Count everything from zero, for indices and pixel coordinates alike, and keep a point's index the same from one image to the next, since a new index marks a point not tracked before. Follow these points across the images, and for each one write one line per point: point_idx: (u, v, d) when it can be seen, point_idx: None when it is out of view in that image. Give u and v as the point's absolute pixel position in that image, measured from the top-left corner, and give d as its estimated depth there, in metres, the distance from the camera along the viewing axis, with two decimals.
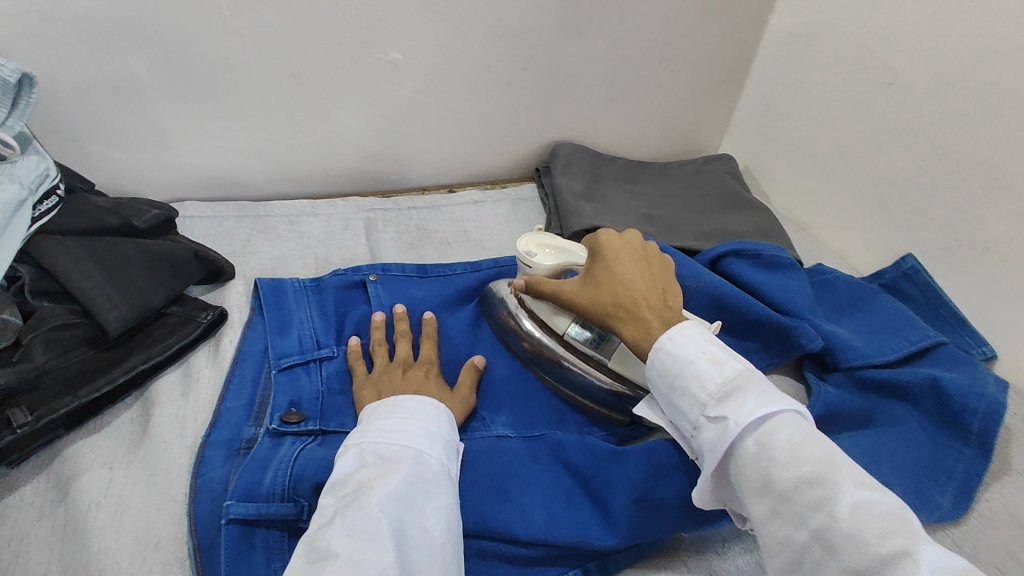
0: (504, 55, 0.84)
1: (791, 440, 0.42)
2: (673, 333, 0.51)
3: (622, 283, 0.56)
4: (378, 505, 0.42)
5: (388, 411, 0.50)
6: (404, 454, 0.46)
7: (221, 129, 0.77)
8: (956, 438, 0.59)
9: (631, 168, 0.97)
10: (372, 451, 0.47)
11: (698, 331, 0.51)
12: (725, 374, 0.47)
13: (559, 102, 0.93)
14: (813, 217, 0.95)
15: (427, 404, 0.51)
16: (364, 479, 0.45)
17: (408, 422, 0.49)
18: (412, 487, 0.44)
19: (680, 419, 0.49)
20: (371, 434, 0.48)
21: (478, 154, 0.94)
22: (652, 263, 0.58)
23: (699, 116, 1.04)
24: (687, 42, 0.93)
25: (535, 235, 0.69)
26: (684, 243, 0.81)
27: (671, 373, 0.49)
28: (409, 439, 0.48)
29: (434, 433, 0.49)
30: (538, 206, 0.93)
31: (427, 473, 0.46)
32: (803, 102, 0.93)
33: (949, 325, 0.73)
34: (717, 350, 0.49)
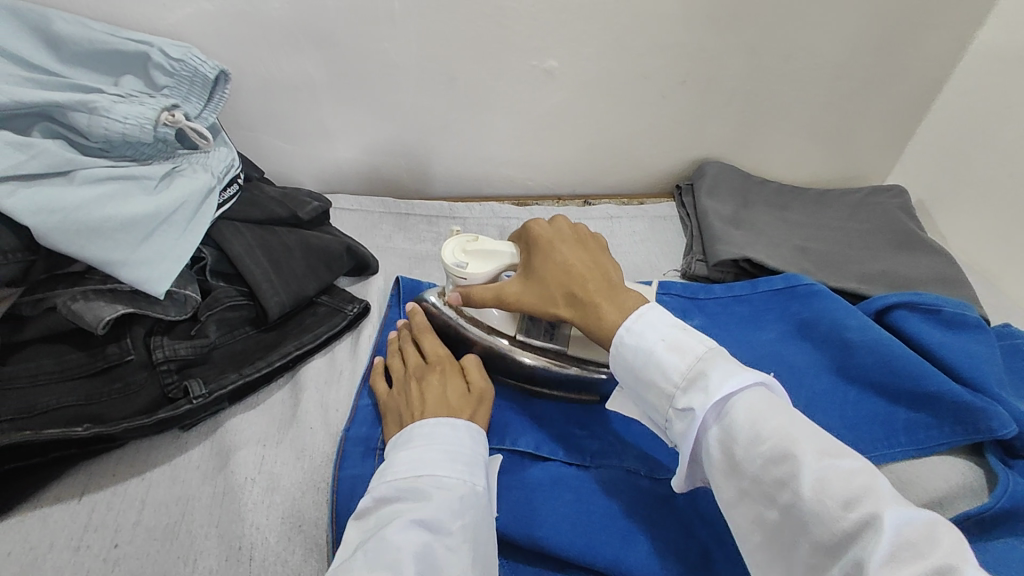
0: (661, 67, 0.80)
1: (752, 416, 0.40)
2: (634, 320, 0.48)
3: (565, 269, 0.54)
4: (398, 535, 0.40)
5: (414, 434, 0.48)
6: (429, 479, 0.44)
7: (379, 128, 0.81)
8: None
9: (784, 194, 0.90)
10: (395, 477, 0.45)
11: (659, 313, 0.48)
12: (689, 361, 0.44)
13: (712, 119, 0.88)
14: (1005, 267, 0.82)
15: (455, 423, 0.49)
16: (390, 509, 0.43)
17: (432, 445, 0.47)
18: (436, 513, 0.42)
19: (652, 413, 0.46)
20: (397, 460, 0.46)
21: (618, 167, 0.91)
22: (586, 244, 0.57)
23: (868, 141, 0.94)
24: (867, 58, 0.84)
25: (456, 240, 0.60)
26: (844, 285, 0.74)
27: (632, 367, 0.46)
28: (426, 466, 0.45)
29: (460, 454, 0.47)
30: (677, 227, 0.88)
31: (452, 495, 0.44)
32: (1010, 133, 0.80)
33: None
34: (676, 331, 0.46)
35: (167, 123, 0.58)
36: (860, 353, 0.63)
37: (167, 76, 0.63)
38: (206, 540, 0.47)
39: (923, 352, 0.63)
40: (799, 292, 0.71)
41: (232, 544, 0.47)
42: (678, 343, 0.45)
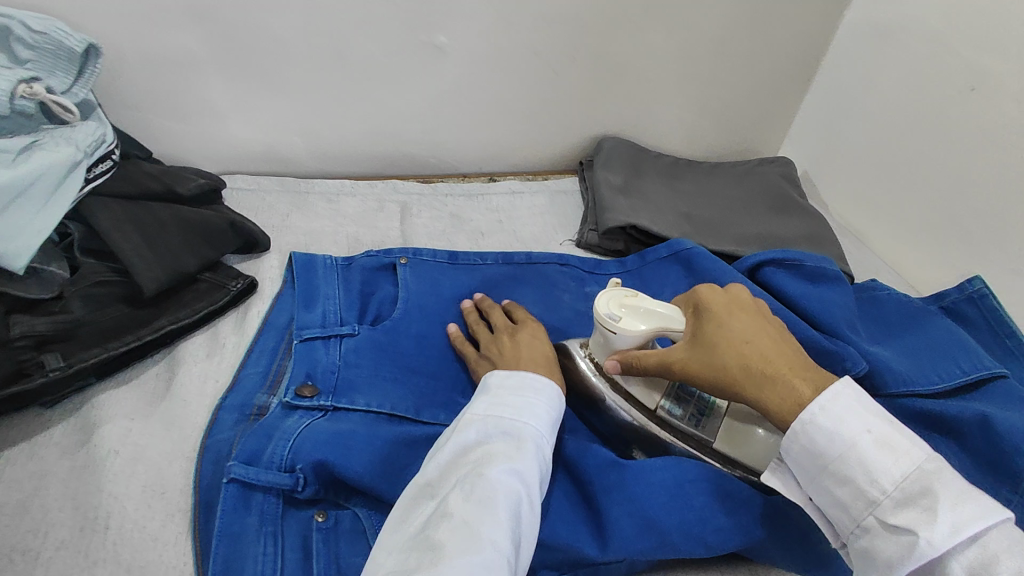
0: (554, 44, 0.83)
1: (1017, 574, 0.35)
2: (829, 404, 0.42)
3: (749, 344, 0.47)
4: (496, 478, 0.43)
5: (515, 384, 0.51)
6: (524, 432, 0.47)
7: (273, 106, 0.80)
8: (1002, 483, 0.54)
9: (678, 165, 0.94)
10: (494, 424, 0.48)
11: (857, 396, 0.42)
12: (903, 464, 0.39)
13: (608, 95, 0.91)
14: (874, 228, 0.89)
15: (552, 387, 0.51)
16: (485, 450, 0.46)
17: (533, 402, 0.49)
18: (527, 467, 0.45)
19: (834, 509, 0.42)
20: (491, 407, 0.49)
21: (520, 144, 0.93)
22: (765, 318, 0.50)
23: (757, 116, 0.99)
24: (751, 36, 0.88)
25: (614, 291, 0.56)
26: (724, 249, 0.78)
27: (824, 454, 0.42)
28: (533, 423, 0.48)
29: (551, 415, 0.50)
30: (576, 199, 0.91)
31: (543, 455, 0.47)
32: (875, 105, 0.86)
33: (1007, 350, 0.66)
34: (886, 426, 0.41)
35: (25, 95, 0.57)
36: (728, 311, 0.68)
37: (27, 50, 0.59)
38: (60, 512, 0.46)
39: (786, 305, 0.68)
40: (682, 257, 0.74)
41: (88, 514, 0.47)
42: (885, 438, 0.41)
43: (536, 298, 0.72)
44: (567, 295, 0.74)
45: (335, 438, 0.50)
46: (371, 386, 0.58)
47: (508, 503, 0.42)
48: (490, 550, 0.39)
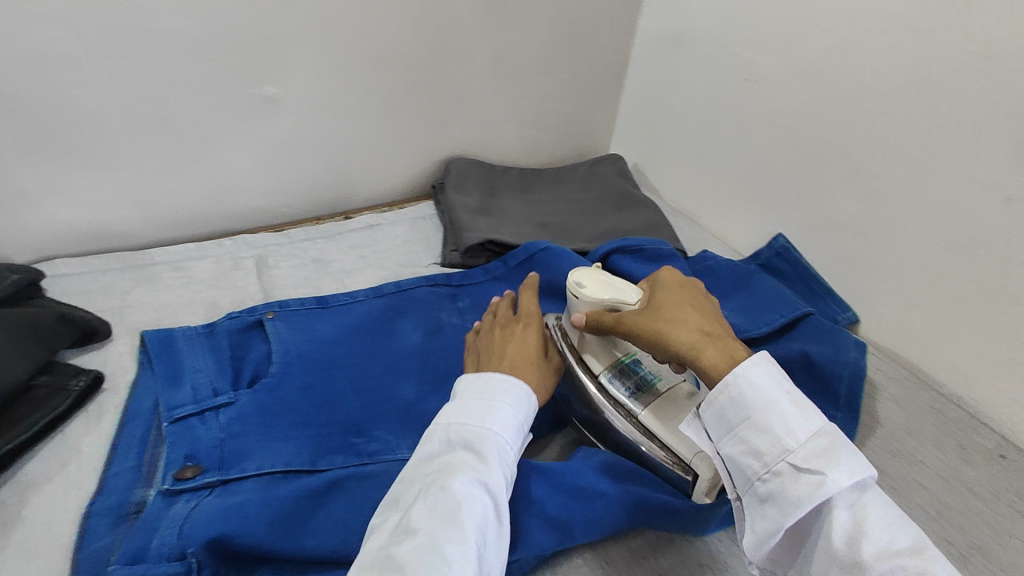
0: (386, 80, 0.85)
1: (884, 523, 0.39)
2: (750, 363, 0.46)
3: (678, 312, 0.54)
4: (460, 488, 0.45)
5: (474, 392, 0.53)
6: (485, 440, 0.49)
7: (91, 181, 0.74)
8: (828, 403, 0.65)
9: (526, 177, 1.01)
10: (455, 433, 0.49)
11: (772, 367, 0.46)
12: (817, 429, 0.43)
13: (447, 121, 0.95)
14: (698, 206, 1.01)
15: (517, 390, 0.53)
16: (450, 459, 0.48)
17: (492, 408, 0.51)
18: (492, 475, 0.47)
19: (742, 456, 0.45)
20: (456, 417, 0.51)
21: (371, 178, 0.94)
22: (699, 295, 0.57)
23: (585, 122, 1.09)
24: (565, 52, 0.97)
25: (601, 274, 0.66)
26: (579, 246, 0.84)
27: (750, 406, 0.44)
28: (496, 429, 0.50)
29: (516, 420, 0.52)
30: (434, 223, 0.93)
31: (506, 465, 0.49)
32: (679, 100, 0.99)
33: (817, 292, 0.82)
34: (801, 403, 0.44)
35: None
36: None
37: None
38: None
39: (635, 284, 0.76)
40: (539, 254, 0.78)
41: None
42: (798, 401, 0.44)
43: (417, 322, 0.72)
44: (444, 315, 0.74)
45: (227, 512, 0.48)
46: (262, 449, 0.55)
47: (474, 515, 0.44)
48: (451, 556, 0.41)
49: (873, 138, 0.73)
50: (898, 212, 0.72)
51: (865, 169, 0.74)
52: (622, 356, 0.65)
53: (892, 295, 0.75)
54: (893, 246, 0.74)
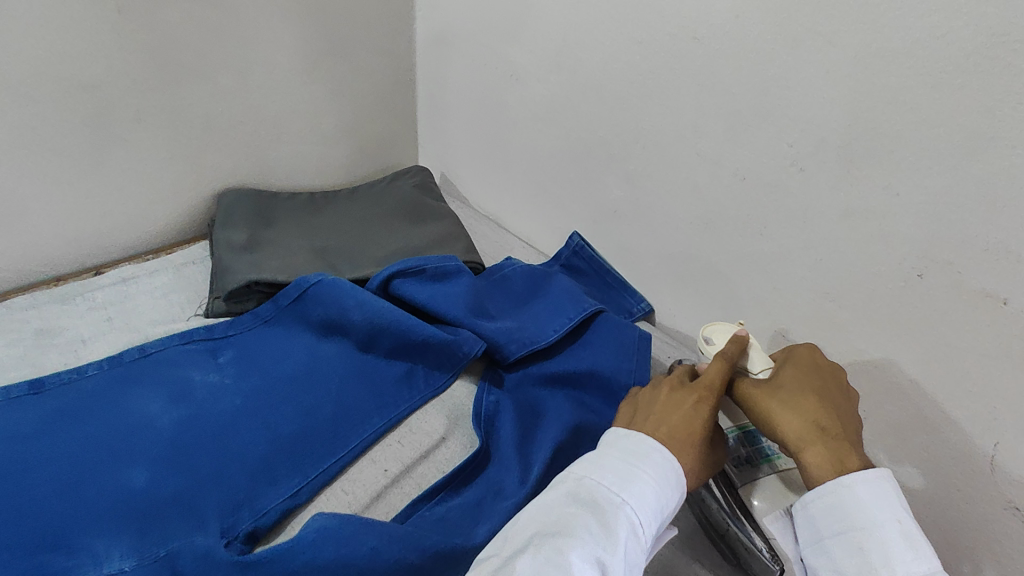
0: (99, 114, 0.71)
1: None
2: (863, 480, 0.43)
3: (795, 394, 0.49)
4: (576, 566, 0.38)
5: (636, 441, 0.47)
6: (646, 498, 0.43)
7: None
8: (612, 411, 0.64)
9: (314, 201, 0.92)
10: (588, 492, 0.43)
11: (893, 488, 0.43)
12: (922, 562, 0.40)
13: (204, 150, 0.82)
14: (501, 210, 0.96)
15: (658, 452, 0.46)
16: (565, 522, 0.41)
17: (639, 465, 0.45)
18: (615, 562, 0.39)
19: (826, 575, 0.43)
20: (596, 471, 0.45)
21: (118, 225, 0.80)
22: (830, 374, 0.50)
23: (380, 133, 1.00)
24: (330, 61, 0.87)
25: (735, 326, 0.57)
26: (364, 271, 0.77)
27: (849, 522, 0.42)
28: (632, 499, 0.42)
29: (663, 495, 0.44)
30: (206, 266, 0.82)
31: (660, 521, 0.43)
32: (455, 104, 0.91)
33: (614, 284, 0.80)
34: (915, 526, 0.41)
35: None
36: (363, 339, 0.67)
37: None
38: None
39: (422, 311, 0.70)
40: (310, 290, 0.68)
41: None
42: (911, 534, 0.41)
43: (161, 390, 0.61)
44: (195, 373, 0.64)
45: None
46: None
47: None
48: None
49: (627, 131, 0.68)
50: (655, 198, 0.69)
51: (628, 158, 0.70)
52: (738, 423, 0.57)
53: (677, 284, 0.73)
54: (666, 238, 0.70)
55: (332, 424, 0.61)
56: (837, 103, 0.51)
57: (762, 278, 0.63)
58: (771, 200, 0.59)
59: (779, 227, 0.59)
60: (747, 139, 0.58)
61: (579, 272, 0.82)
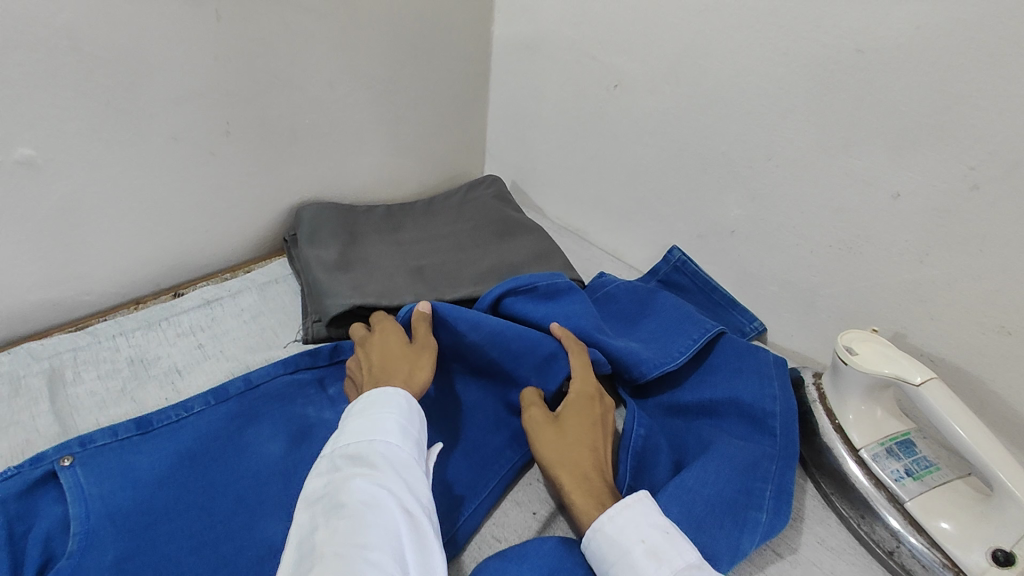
0: (193, 123, 0.69)
1: None
2: (618, 510, 0.47)
3: (594, 434, 0.55)
4: (358, 497, 0.42)
5: (358, 411, 0.49)
6: (392, 431, 0.47)
7: None
8: (763, 443, 0.58)
9: (393, 214, 0.89)
10: (344, 454, 0.46)
11: (644, 510, 0.47)
12: (671, 569, 0.43)
13: (288, 161, 0.80)
14: (583, 222, 0.94)
15: (396, 392, 0.50)
16: (335, 483, 0.44)
17: (380, 412, 0.48)
18: (391, 485, 0.43)
19: None
20: (340, 439, 0.47)
21: (201, 241, 0.77)
22: (607, 428, 0.57)
23: (452, 144, 0.99)
24: (413, 70, 0.86)
25: (873, 336, 0.56)
26: (463, 292, 0.74)
27: (606, 558, 0.45)
28: (378, 436, 0.46)
29: (405, 428, 0.48)
30: (292, 285, 0.78)
31: (413, 441, 0.48)
32: (548, 112, 0.91)
33: (718, 304, 0.76)
34: (661, 536, 0.45)
35: None
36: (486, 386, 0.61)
37: None
38: None
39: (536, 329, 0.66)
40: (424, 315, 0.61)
41: None
42: (659, 547, 0.45)
43: (276, 426, 0.58)
44: (311, 409, 0.61)
45: None
46: None
47: (375, 518, 0.41)
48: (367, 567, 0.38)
49: (756, 144, 0.68)
50: (781, 213, 0.69)
51: (754, 175, 0.70)
52: (888, 435, 0.55)
53: (796, 299, 0.72)
54: (786, 249, 0.70)
55: (465, 459, 0.59)
56: (999, 115, 0.52)
57: (914, 304, 0.62)
58: (930, 221, 0.58)
59: (943, 252, 0.58)
60: (914, 161, 0.57)
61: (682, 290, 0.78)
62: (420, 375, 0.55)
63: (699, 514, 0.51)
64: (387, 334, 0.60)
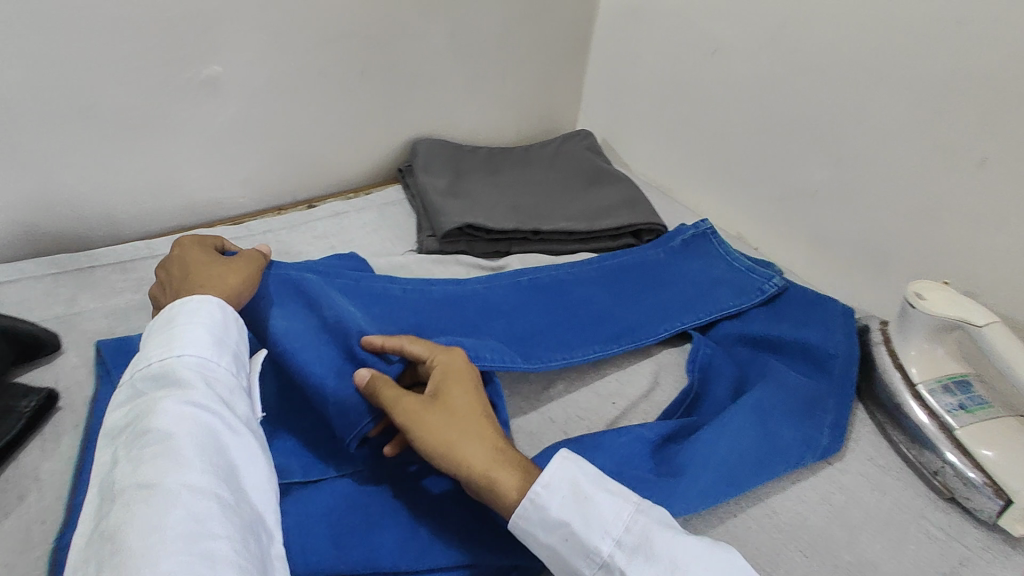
0: (339, 58, 0.79)
1: None
2: (524, 506, 0.42)
3: (481, 410, 0.47)
4: (161, 420, 0.39)
5: (161, 328, 0.45)
6: (202, 345, 0.44)
7: (14, 180, 0.65)
8: (823, 380, 0.64)
9: (494, 157, 0.97)
10: (153, 374, 0.42)
11: (523, 511, 0.42)
12: (605, 556, 0.40)
13: (410, 98, 0.90)
14: (669, 180, 1.00)
15: (207, 309, 0.46)
16: (139, 407, 0.41)
17: (186, 326, 0.45)
18: (203, 403, 0.41)
19: None
20: (141, 362, 0.43)
21: (332, 164, 0.88)
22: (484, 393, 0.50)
23: (551, 99, 1.06)
24: (526, 25, 0.94)
25: (943, 286, 0.60)
26: (558, 227, 0.82)
27: (541, 551, 0.42)
28: (186, 350, 0.43)
29: (215, 341, 0.45)
30: (406, 208, 0.89)
31: (229, 351, 0.46)
32: (646, 73, 0.97)
33: (738, 270, 0.76)
34: (574, 525, 0.41)
35: None
36: (489, 328, 0.63)
37: None
38: None
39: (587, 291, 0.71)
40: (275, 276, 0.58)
41: None
42: (581, 537, 0.41)
43: None
44: None
45: None
46: None
47: (189, 434, 0.38)
48: (178, 486, 0.36)
49: (849, 108, 0.73)
50: (866, 176, 0.74)
51: (843, 138, 0.74)
52: (946, 374, 0.60)
53: (872, 260, 0.76)
54: (867, 210, 0.75)
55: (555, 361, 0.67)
56: None
57: (989, 266, 0.66)
58: (1014, 186, 0.62)
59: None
60: (1005, 129, 0.61)
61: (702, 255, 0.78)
62: (231, 277, 0.53)
63: (772, 420, 0.58)
64: (185, 250, 0.56)
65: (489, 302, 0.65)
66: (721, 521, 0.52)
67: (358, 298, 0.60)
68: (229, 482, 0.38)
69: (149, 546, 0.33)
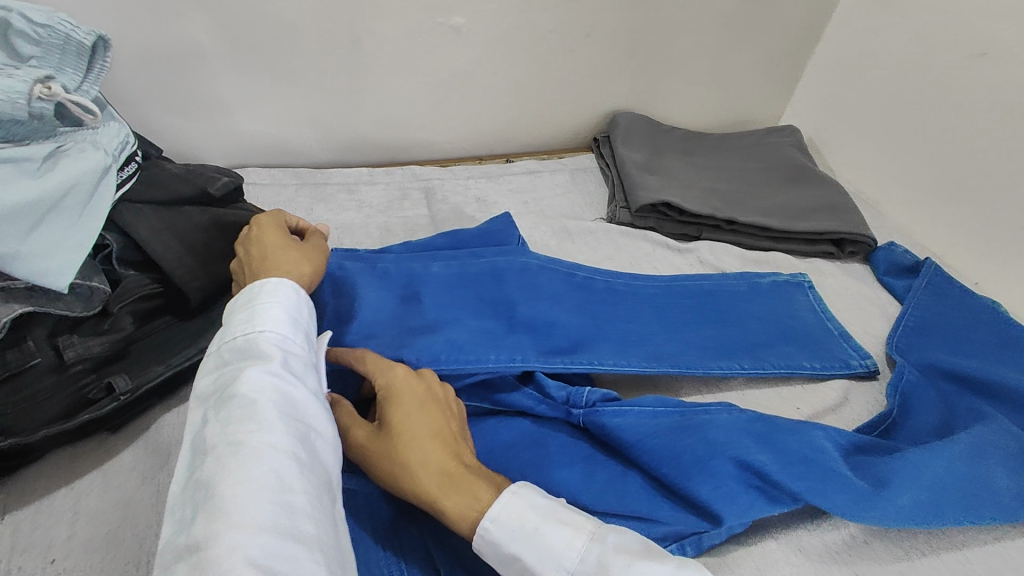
0: (570, 20, 0.82)
1: None
2: (487, 531, 0.41)
3: (427, 432, 0.45)
4: (247, 385, 0.39)
5: (242, 304, 0.45)
6: (280, 321, 0.44)
7: (283, 97, 0.75)
8: None
9: (690, 140, 0.95)
10: (237, 348, 0.42)
11: (488, 530, 0.41)
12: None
13: (623, 69, 0.90)
14: (879, 192, 0.92)
15: (280, 287, 0.46)
16: (224, 377, 0.41)
17: (265, 303, 0.44)
18: (286, 376, 0.41)
19: None
20: (224, 335, 0.43)
21: (535, 124, 0.92)
22: (439, 405, 0.48)
23: (759, 88, 1.01)
24: (756, 7, 0.90)
25: None
26: (753, 219, 0.79)
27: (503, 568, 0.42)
28: (267, 326, 0.43)
29: (291, 319, 0.45)
30: (596, 177, 0.91)
31: (302, 330, 0.45)
32: (881, 72, 0.89)
33: (827, 332, 0.68)
34: (528, 552, 0.40)
35: (42, 96, 0.49)
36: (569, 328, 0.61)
37: (33, 46, 0.50)
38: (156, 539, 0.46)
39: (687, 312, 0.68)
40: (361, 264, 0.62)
41: None
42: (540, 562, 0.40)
43: None
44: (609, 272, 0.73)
45: None
46: None
47: (271, 403, 0.38)
48: (265, 451, 0.36)
49: None
50: None
51: None
52: None
53: None
54: None
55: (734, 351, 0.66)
56: None
57: None
58: None
59: None
60: None
61: (790, 301, 0.71)
62: (307, 268, 0.52)
63: (988, 463, 0.52)
64: (262, 226, 0.55)
65: (576, 303, 0.65)
66: (906, 555, 0.49)
67: (446, 277, 0.62)
68: (308, 447, 0.39)
69: (241, 508, 0.34)
